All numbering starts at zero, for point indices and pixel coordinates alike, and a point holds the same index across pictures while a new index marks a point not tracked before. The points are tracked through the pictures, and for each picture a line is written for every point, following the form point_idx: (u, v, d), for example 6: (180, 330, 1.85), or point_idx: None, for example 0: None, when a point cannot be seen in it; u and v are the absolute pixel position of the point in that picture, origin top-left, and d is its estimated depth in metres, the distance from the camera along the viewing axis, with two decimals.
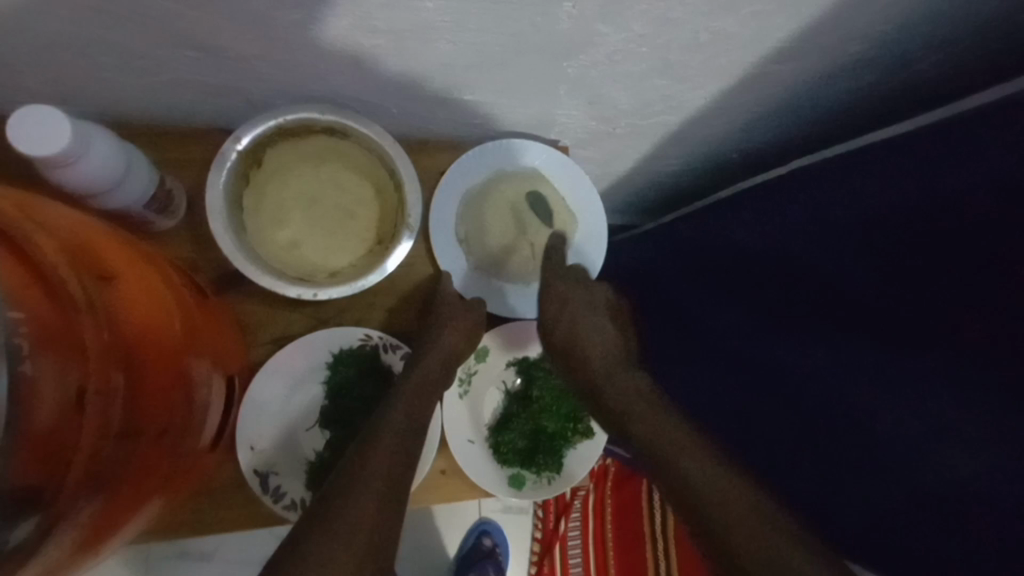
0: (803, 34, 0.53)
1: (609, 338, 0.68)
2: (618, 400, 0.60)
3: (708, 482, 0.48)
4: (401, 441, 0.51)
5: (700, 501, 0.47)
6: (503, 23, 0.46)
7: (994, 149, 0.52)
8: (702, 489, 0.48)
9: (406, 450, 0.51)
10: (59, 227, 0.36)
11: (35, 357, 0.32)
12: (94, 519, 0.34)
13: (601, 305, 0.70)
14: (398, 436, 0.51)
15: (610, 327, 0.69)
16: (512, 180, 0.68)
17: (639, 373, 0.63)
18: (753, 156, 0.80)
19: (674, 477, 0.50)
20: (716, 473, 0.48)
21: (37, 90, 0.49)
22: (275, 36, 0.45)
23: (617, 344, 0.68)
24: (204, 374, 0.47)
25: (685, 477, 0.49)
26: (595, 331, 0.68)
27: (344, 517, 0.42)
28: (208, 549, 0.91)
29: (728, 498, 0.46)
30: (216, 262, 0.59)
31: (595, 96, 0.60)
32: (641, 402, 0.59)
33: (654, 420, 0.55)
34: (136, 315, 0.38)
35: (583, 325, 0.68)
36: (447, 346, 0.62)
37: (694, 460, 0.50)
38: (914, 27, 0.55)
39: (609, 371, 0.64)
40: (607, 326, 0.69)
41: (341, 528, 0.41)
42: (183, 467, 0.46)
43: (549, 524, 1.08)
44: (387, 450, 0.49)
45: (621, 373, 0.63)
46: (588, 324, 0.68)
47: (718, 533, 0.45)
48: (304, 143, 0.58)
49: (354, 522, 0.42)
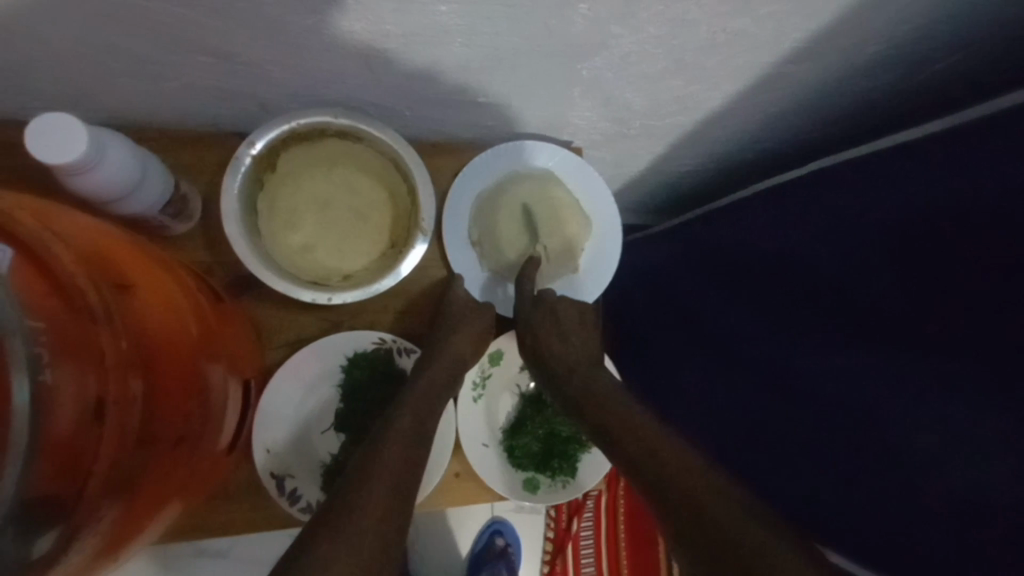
0: (821, 33, 0.52)
1: (580, 342, 0.63)
2: (581, 396, 0.57)
3: (674, 476, 0.44)
4: (407, 446, 0.50)
5: (665, 493, 0.44)
6: (516, 24, 0.45)
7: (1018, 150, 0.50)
8: (664, 479, 0.44)
9: (410, 455, 0.49)
10: (79, 237, 0.37)
11: (55, 366, 0.31)
12: (115, 525, 0.34)
13: (570, 313, 0.66)
14: (403, 442, 0.50)
15: (577, 334, 0.64)
16: (525, 182, 0.67)
17: (610, 375, 0.60)
18: (768, 157, 0.78)
19: (649, 472, 0.46)
20: (689, 471, 0.44)
21: (53, 96, 0.49)
22: (287, 41, 0.45)
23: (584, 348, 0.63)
24: (218, 379, 0.47)
25: (652, 471, 0.46)
26: (562, 333, 0.63)
27: (350, 519, 0.41)
28: (224, 546, 0.92)
29: (692, 491, 0.42)
30: (232, 265, 0.59)
31: (608, 98, 0.59)
32: (608, 395, 0.55)
33: (621, 410, 0.53)
34: (156, 323, 0.39)
35: (548, 332, 0.63)
36: (459, 351, 0.62)
37: (666, 458, 0.46)
38: (938, 25, 0.54)
39: (574, 373, 0.60)
40: (576, 332, 0.64)
41: (346, 529, 0.41)
42: (200, 473, 0.46)
43: (561, 524, 1.07)
44: (391, 455, 0.48)
45: (586, 372, 0.60)
46: (553, 330, 0.63)
47: (680, 523, 0.42)
48: (318, 146, 0.58)
49: (360, 523, 0.41)
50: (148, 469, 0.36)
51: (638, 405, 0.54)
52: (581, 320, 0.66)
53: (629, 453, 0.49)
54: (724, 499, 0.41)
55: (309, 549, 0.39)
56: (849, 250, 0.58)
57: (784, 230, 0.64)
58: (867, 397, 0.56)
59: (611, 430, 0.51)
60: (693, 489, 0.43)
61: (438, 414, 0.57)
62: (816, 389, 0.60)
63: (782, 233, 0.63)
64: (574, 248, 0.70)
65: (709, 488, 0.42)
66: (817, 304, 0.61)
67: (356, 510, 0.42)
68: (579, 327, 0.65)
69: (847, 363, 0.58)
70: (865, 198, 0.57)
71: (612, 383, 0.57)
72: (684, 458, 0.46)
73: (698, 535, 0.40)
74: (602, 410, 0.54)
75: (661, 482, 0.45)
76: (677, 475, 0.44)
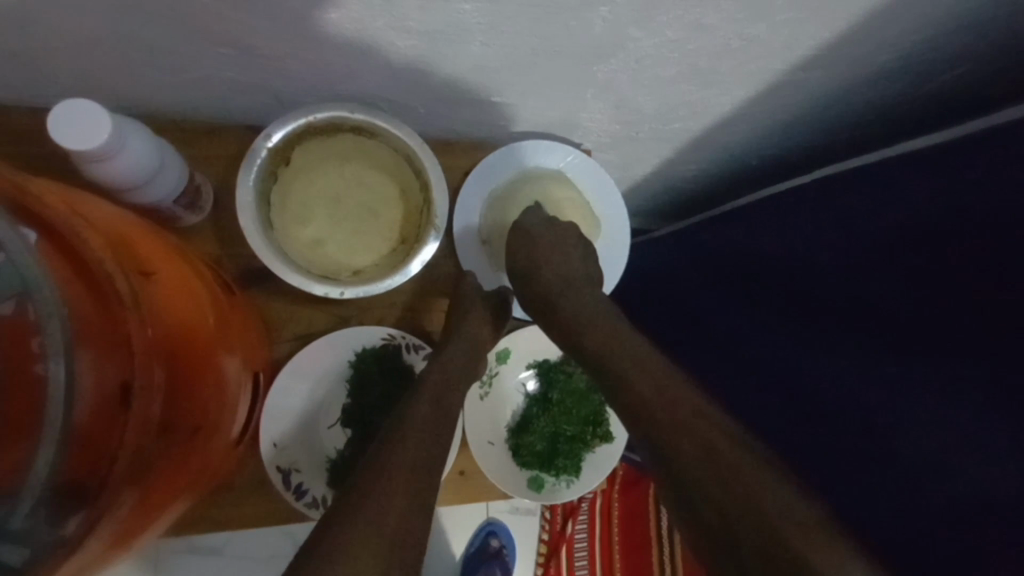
0: (832, 43, 0.53)
1: (579, 263, 0.64)
2: (577, 322, 0.58)
3: (681, 427, 0.44)
4: (428, 425, 0.50)
5: (674, 454, 0.43)
6: (538, 25, 0.46)
7: (1011, 165, 0.52)
8: (653, 405, 0.47)
9: (432, 439, 0.49)
10: (102, 221, 0.37)
11: (79, 352, 0.31)
12: (130, 514, 0.34)
13: (567, 234, 0.65)
14: (425, 425, 0.50)
15: (576, 254, 0.64)
16: (536, 182, 0.68)
17: (606, 300, 0.61)
18: (770, 164, 0.80)
19: (632, 396, 0.49)
20: (704, 428, 0.44)
21: (68, 83, 0.49)
22: (311, 34, 0.45)
23: (579, 266, 0.64)
24: (234, 370, 0.47)
25: (636, 395, 0.48)
26: (557, 255, 0.63)
27: (369, 504, 0.41)
28: (218, 543, 0.91)
29: (721, 466, 0.41)
30: (242, 257, 0.59)
31: (620, 101, 0.60)
32: (601, 318, 0.58)
33: (614, 336, 0.55)
34: (176, 309, 0.39)
35: (541, 254, 0.63)
36: (478, 336, 0.62)
37: (654, 390, 0.48)
38: (944, 37, 0.55)
39: (567, 290, 0.62)
40: (573, 252, 0.64)
41: (367, 510, 0.41)
42: (211, 465, 0.46)
43: (556, 526, 1.08)
44: (414, 436, 0.48)
45: (579, 291, 0.62)
46: (546, 252, 0.63)
47: (681, 479, 0.42)
48: (331, 142, 0.58)
49: (381, 507, 0.41)
50: (163, 458, 0.36)
51: (659, 359, 0.52)
52: (586, 255, 0.65)
53: (621, 399, 0.50)
54: (773, 477, 0.40)
55: (337, 529, 0.40)
56: (856, 258, 0.59)
57: (792, 236, 0.64)
58: (865, 402, 0.58)
59: (613, 362, 0.52)
60: (714, 455, 0.42)
61: (461, 396, 0.57)
62: (817, 393, 0.61)
63: (789, 240, 0.64)
64: None
65: (751, 463, 0.41)
66: (822, 309, 0.62)
67: (379, 488, 0.42)
68: (578, 249, 0.65)
69: (850, 366, 0.59)
70: (871, 206, 0.59)
71: (608, 313, 0.58)
72: (715, 420, 0.44)
73: (697, 489, 0.41)
74: (599, 348, 0.54)
75: (654, 409, 0.46)
76: (677, 415, 0.45)
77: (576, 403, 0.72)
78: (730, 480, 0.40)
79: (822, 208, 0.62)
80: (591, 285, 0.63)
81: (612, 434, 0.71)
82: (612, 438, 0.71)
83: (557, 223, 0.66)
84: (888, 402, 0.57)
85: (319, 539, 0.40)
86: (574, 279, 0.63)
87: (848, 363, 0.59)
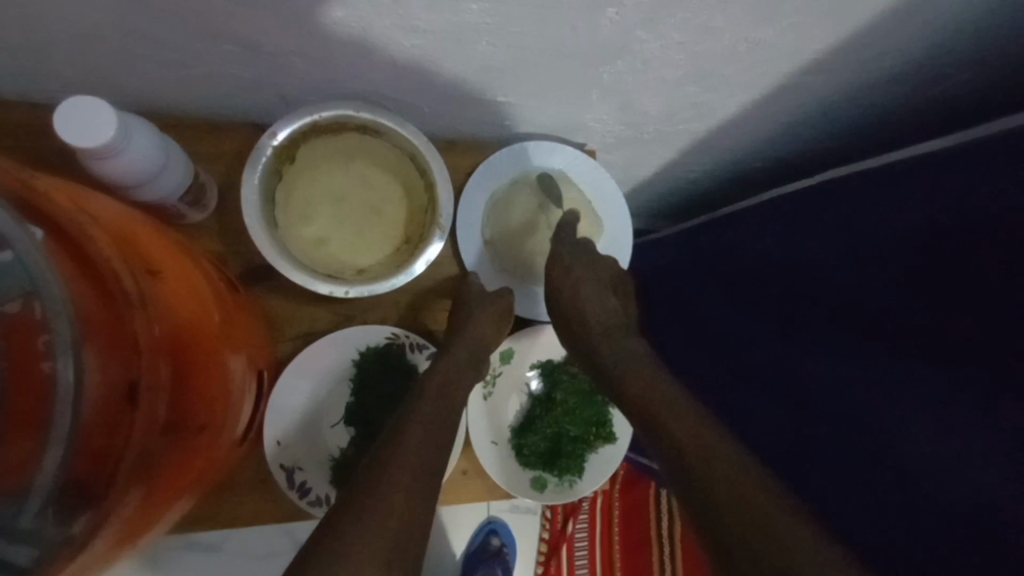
0: (838, 46, 0.53)
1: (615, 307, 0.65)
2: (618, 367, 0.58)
3: (709, 455, 0.44)
4: (431, 431, 0.49)
5: (700, 482, 0.43)
6: (544, 26, 0.46)
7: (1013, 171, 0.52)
8: (680, 436, 0.47)
9: (436, 439, 0.49)
10: (108, 219, 0.37)
11: (87, 347, 0.31)
12: (136, 511, 0.34)
13: (607, 275, 0.66)
14: (428, 430, 0.49)
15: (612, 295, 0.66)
16: (540, 183, 0.68)
17: (642, 343, 0.62)
18: (772, 167, 0.80)
19: (661, 430, 0.49)
20: (727, 457, 0.44)
21: (71, 78, 0.49)
22: (317, 33, 0.45)
23: (618, 313, 0.65)
24: (238, 370, 0.47)
25: (663, 427, 0.49)
26: (597, 295, 0.65)
27: (376, 509, 0.41)
28: (217, 541, 0.90)
29: (733, 481, 0.42)
30: (245, 255, 0.59)
31: (625, 102, 0.60)
32: (635, 361, 0.58)
33: (643, 376, 0.55)
34: (181, 307, 0.39)
35: (585, 290, 0.64)
36: (489, 334, 0.62)
37: (680, 421, 0.48)
38: (952, 41, 0.55)
39: (606, 337, 0.62)
40: (610, 294, 0.66)
41: (372, 516, 0.40)
42: (216, 462, 0.47)
43: (556, 526, 1.07)
44: (420, 440, 0.47)
45: (619, 337, 0.62)
46: (587, 288, 0.65)
47: (702, 498, 0.42)
48: (337, 140, 0.58)
49: (387, 513, 0.41)
50: (168, 456, 0.36)
51: (681, 404, 0.50)
52: (607, 268, 0.67)
53: (654, 432, 0.50)
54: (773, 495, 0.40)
55: (344, 534, 0.39)
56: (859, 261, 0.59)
57: (795, 238, 0.64)
58: (865, 404, 0.58)
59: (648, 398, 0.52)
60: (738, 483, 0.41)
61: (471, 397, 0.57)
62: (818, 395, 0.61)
63: (793, 242, 0.64)
64: (572, 221, 0.67)
65: (751, 479, 0.42)
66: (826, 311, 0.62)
67: (383, 495, 0.42)
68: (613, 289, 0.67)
69: (853, 369, 0.59)
70: (874, 210, 0.59)
71: (638, 354, 0.59)
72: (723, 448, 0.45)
73: (715, 506, 0.41)
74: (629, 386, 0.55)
75: (677, 438, 0.47)
76: (705, 442, 0.45)
77: (578, 404, 0.73)
78: (736, 496, 0.40)
79: (825, 212, 0.62)
80: (633, 333, 0.64)
81: (615, 435, 0.71)
82: (615, 439, 0.71)
83: (599, 258, 0.66)
84: (891, 405, 0.57)
85: (320, 543, 0.39)
86: (614, 326, 0.64)
87: (850, 366, 0.59)
